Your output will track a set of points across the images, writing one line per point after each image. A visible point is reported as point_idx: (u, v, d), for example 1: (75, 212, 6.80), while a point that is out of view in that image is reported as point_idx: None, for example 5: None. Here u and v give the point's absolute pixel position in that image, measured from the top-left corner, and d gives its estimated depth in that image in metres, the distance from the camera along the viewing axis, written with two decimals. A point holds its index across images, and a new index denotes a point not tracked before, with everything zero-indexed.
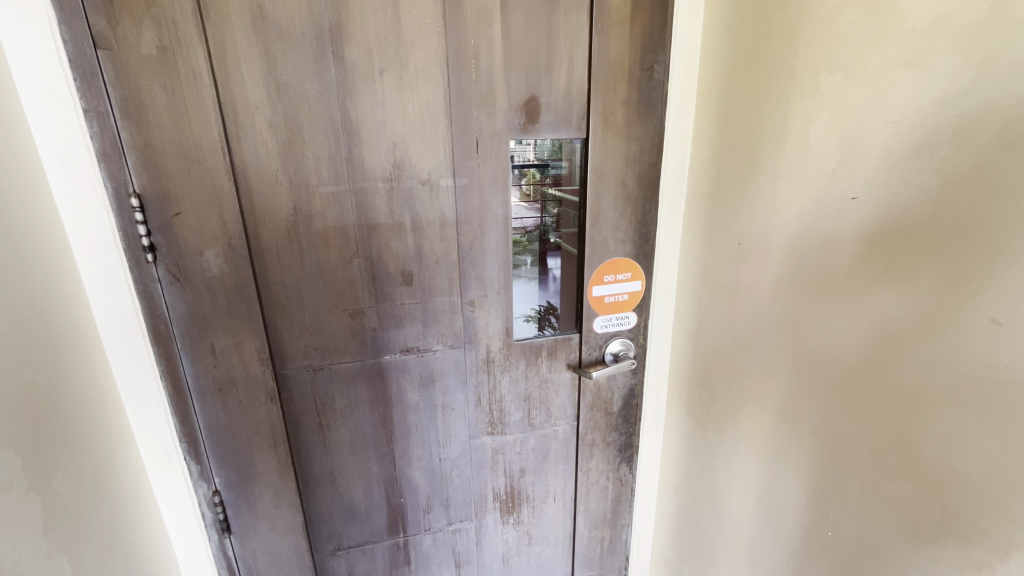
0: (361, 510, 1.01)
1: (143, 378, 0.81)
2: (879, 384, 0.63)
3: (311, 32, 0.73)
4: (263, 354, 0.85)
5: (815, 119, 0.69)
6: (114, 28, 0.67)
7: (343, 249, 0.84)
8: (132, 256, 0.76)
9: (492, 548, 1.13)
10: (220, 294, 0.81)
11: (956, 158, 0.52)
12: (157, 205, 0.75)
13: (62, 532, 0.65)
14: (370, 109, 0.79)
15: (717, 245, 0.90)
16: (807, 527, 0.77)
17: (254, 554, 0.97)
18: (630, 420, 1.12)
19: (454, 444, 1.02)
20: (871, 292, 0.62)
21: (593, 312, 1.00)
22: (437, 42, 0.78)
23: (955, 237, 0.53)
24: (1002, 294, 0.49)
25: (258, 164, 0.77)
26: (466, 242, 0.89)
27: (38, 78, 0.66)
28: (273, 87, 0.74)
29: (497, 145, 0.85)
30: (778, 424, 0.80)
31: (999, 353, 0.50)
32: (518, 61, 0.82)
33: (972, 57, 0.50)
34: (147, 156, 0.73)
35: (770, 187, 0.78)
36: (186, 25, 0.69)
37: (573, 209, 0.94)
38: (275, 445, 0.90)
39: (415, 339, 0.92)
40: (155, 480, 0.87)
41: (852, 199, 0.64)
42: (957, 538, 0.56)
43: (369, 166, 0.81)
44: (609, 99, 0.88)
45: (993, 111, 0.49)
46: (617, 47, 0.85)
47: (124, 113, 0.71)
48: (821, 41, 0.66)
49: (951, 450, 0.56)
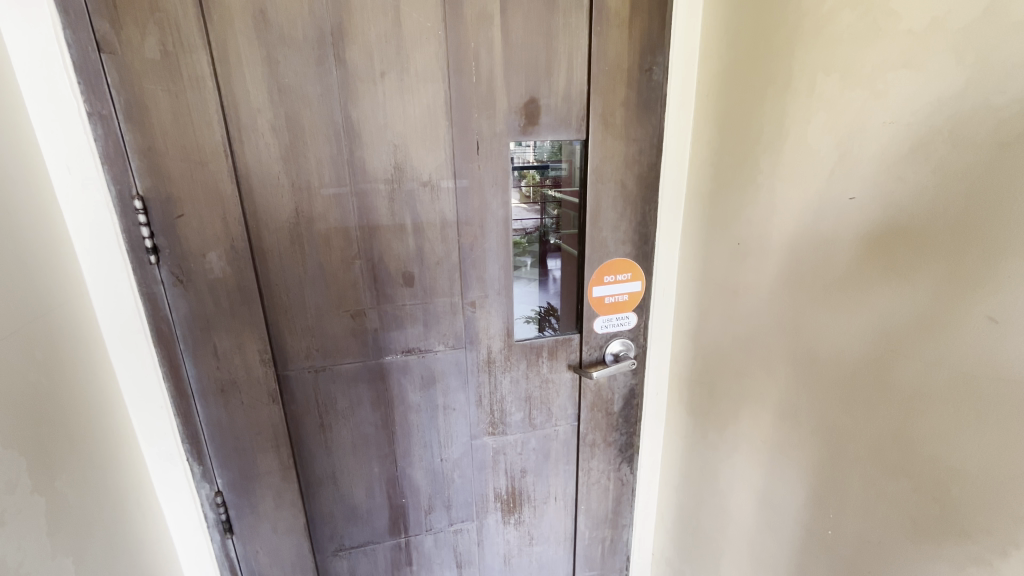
0: (362, 511, 1.02)
1: (146, 379, 0.81)
2: (878, 381, 0.63)
3: (312, 35, 0.74)
4: (264, 355, 0.86)
5: (812, 119, 0.69)
6: (117, 32, 0.68)
7: (344, 251, 0.85)
8: (135, 258, 0.76)
9: (493, 548, 1.14)
10: (223, 296, 0.81)
11: (952, 157, 0.53)
12: (160, 208, 0.75)
13: (66, 532, 0.65)
14: (371, 111, 0.79)
15: (717, 245, 0.91)
16: (807, 525, 0.77)
17: (256, 555, 0.97)
18: (630, 420, 1.13)
19: (455, 445, 1.02)
20: (870, 292, 0.63)
21: (593, 313, 1.00)
22: (437, 45, 0.79)
23: (952, 236, 0.54)
24: (1000, 292, 0.50)
25: (261, 166, 0.78)
26: (466, 243, 0.89)
27: (43, 82, 0.66)
28: (275, 90, 0.75)
29: (498, 147, 0.86)
30: (778, 424, 0.81)
31: (996, 350, 0.51)
32: (518, 63, 0.83)
33: (967, 57, 0.51)
34: (150, 159, 0.73)
35: (768, 187, 0.78)
36: (188, 29, 0.70)
37: (572, 211, 0.95)
38: (276, 446, 0.91)
39: (416, 340, 0.93)
40: (157, 481, 0.87)
41: (851, 199, 0.65)
42: (957, 535, 0.56)
43: (370, 168, 0.82)
44: (608, 100, 0.88)
45: (988, 111, 0.50)
46: (615, 48, 0.86)
47: (127, 116, 0.71)
48: (818, 43, 0.67)
49: (951, 448, 0.56)
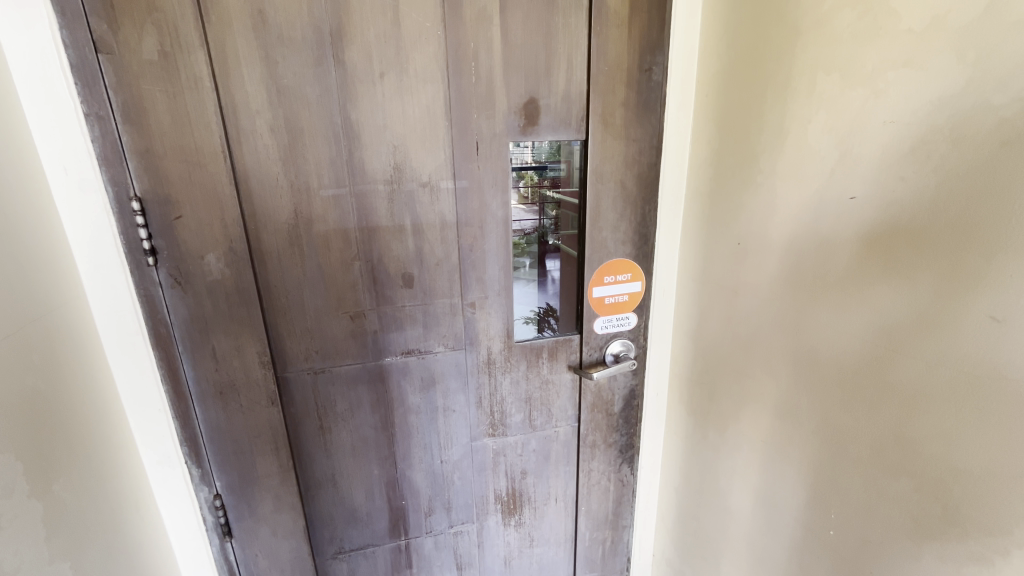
0: (361, 513, 1.01)
1: (144, 381, 0.81)
2: (878, 381, 0.63)
3: (311, 35, 0.74)
4: (263, 357, 0.85)
5: (813, 119, 0.69)
6: (114, 32, 0.68)
7: (343, 252, 0.84)
8: (133, 259, 0.76)
9: (494, 550, 1.13)
10: (221, 297, 0.81)
11: (953, 157, 0.53)
12: (158, 209, 0.75)
13: (64, 537, 0.65)
14: (370, 111, 0.79)
15: (717, 246, 0.91)
16: (808, 525, 0.77)
17: (255, 558, 0.96)
18: (630, 421, 1.13)
19: (455, 446, 1.02)
20: (871, 292, 0.63)
21: (593, 313, 1.00)
22: (437, 45, 0.79)
23: (951, 235, 0.54)
24: (1001, 291, 0.50)
25: (259, 167, 0.77)
26: (466, 244, 0.89)
27: (40, 83, 0.66)
28: (274, 91, 0.75)
29: (497, 148, 0.86)
30: (778, 424, 0.81)
31: (997, 350, 0.51)
32: (517, 63, 0.83)
33: (968, 57, 0.51)
34: (147, 159, 0.73)
35: (769, 187, 0.78)
36: (186, 29, 0.69)
37: (572, 211, 0.95)
38: (275, 448, 0.90)
39: (416, 341, 0.93)
40: (155, 484, 0.86)
41: (852, 198, 0.65)
42: (958, 535, 0.56)
43: (370, 169, 0.82)
44: (608, 101, 0.88)
45: (988, 110, 0.50)
46: (615, 48, 0.86)
47: (125, 117, 0.71)
48: (818, 43, 0.67)
49: (952, 448, 0.56)
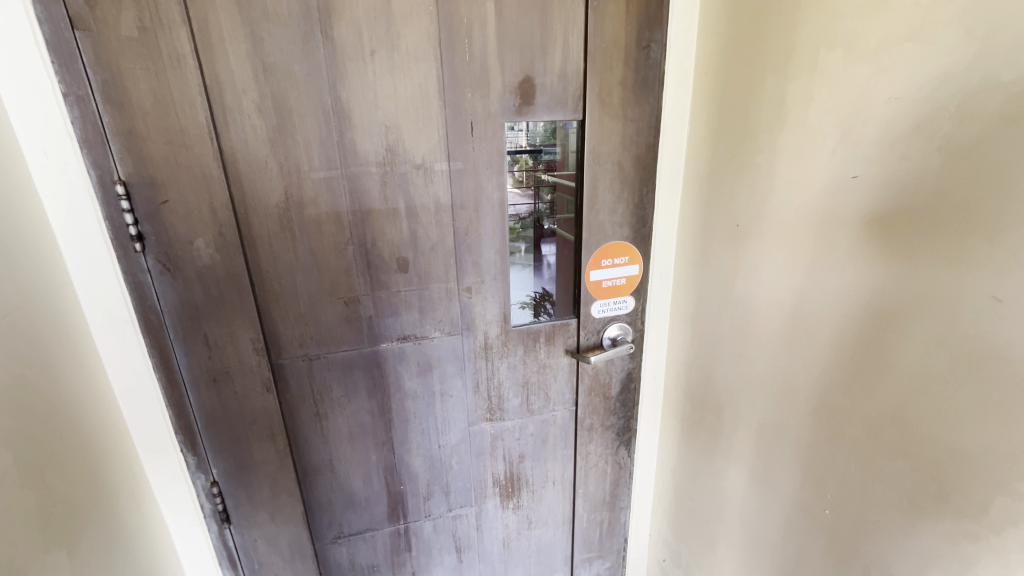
0: (360, 499, 1.01)
1: (136, 370, 0.79)
2: (877, 362, 0.63)
3: (297, 11, 0.71)
4: (257, 344, 0.84)
5: (815, 97, 0.68)
6: (91, 9, 0.65)
7: (336, 236, 0.83)
8: (120, 246, 0.74)
9: (493, 533, 1.14)
10: (212, 284, 0.79)
11: (957, 134, 0.52)
12: (143, 193, 0.73)
13: (58, 527, 0.64)
14: (360, 91, 0.77)
15: (716, 227, 0.90)
16: (803, 504, 0.78)
17: (254, 543, 0.97)
18: (627, 404, 1.13)
19: (453, 431, 1.02)
20: (871, 274, 0.62)
21: (591, 297, 0.99)
22: (429, 22, 0.76)
23: (954, 213, 0.53)
24: (1004, 271, 0.49)
25: (247, 149, 0.75)
26: (461, 228, 0.88)
27: (16, 63, 0.63)
28: (259, 69, 0.72)
29: (492, 129, 0.84)
30: (777, 406, 0.81)
31: (999, 329, 0.50)
32: (512, 40, 0.80)
33: (976, 30, 0.49)
34: (131, 142, 0.70)
35: (768, 167, 0.77)
36: (167, 3, 0.66)
37: (568, 194, 0.94)
38: (272, 435, 0.90)
39: (412, 327, 0.92)
40: (151, 472, 0.86)
41: (853, 178, 0.64)
42: (955, 513, 0.57)
43: (361, 151, 0.79)
44: (605, 79, 0.86)
45: (996, 85, 0.48)
46: (612, 24, 0.83)
47: (106, 98, 0.68)
48: (822, 17, 0.65)
49: (950, 427, 0.56)
